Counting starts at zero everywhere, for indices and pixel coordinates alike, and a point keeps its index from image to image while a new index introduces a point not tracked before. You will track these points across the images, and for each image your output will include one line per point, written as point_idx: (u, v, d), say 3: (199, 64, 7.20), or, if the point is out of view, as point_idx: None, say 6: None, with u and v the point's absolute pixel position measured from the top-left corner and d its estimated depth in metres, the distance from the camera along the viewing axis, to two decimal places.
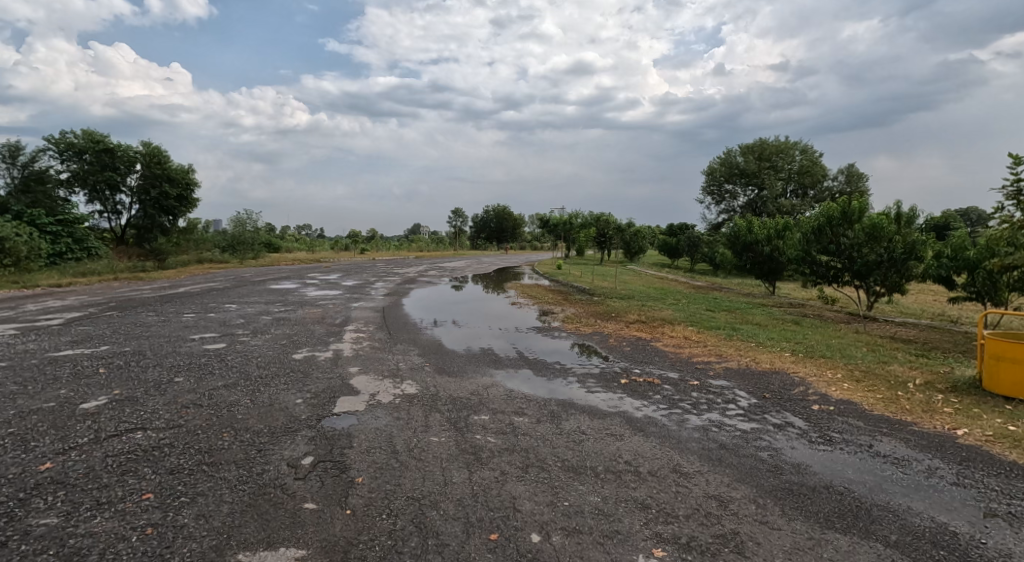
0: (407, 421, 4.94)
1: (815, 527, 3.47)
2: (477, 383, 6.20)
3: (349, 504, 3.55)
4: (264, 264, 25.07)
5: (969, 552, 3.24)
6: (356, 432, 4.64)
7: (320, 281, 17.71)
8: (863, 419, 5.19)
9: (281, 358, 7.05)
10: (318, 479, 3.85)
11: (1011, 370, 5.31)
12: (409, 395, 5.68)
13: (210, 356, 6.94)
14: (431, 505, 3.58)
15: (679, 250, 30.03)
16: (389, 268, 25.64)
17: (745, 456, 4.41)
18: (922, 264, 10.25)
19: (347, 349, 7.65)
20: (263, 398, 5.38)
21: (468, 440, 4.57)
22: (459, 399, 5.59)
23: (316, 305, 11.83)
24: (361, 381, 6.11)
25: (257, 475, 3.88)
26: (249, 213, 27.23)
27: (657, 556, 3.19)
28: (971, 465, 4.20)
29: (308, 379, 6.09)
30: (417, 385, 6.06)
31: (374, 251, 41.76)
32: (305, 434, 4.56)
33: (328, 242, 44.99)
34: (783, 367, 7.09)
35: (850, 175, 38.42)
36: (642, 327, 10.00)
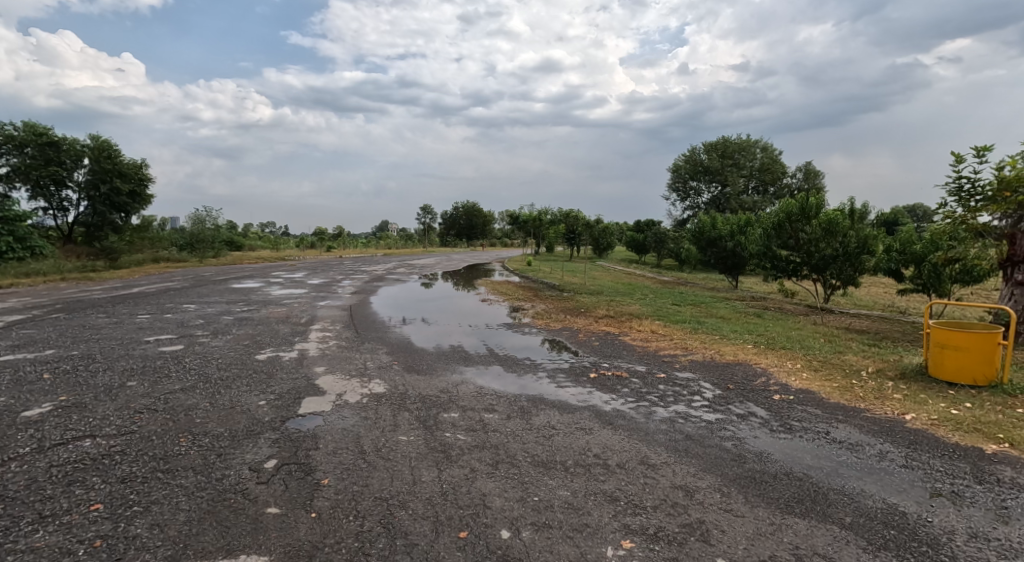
0: (375, 420, 4.91)
1: (776, 513, 3.59)
2: (446, 381, 6.19)
3: (314, 507, 3.52)
4: (224, 262, 24.45)
5: (916, 531, 3.41)
6: (322, 433, 4.59)
7: (284, 279, 17.37)
8: (820, 407, 5.40)
9: (243, 359, 6.91)
10: (281, 483, 3.80)
11: (954, 358, 5.58)
12: (376, 394, 5.64)
13: (166, 359, 6.74)
14: (400, 505, 3.57)
15: (646, 246, 30.57)
16: (355, 266, 25.28)
17: (710, 447, 4.53)
18: (873, 258, 10.77)
19: (313, 348, 7.56)
20: (224, 401, 5.27)
21: (438, 438, 4.57)
22: (429, 397, 5.59)
23: (279, 304, 11.62)
24: (328, 381, 6.04)
25: (217, 480, 3.80)
26: (208, 210, 26.43)
27: (625, 547, 3.26)
28: (918, 448, 4.41)
29: (272, 380, 5.98)
30: (386, 384, 6.03)
31: (340, 249, 41.18)
32: (268, 436, 4.49)
33: (293, 240, 43.94)
34: (745, 359, 7.30)
35: (807, 173, 39.71)
36: (610, 322, 10.14)
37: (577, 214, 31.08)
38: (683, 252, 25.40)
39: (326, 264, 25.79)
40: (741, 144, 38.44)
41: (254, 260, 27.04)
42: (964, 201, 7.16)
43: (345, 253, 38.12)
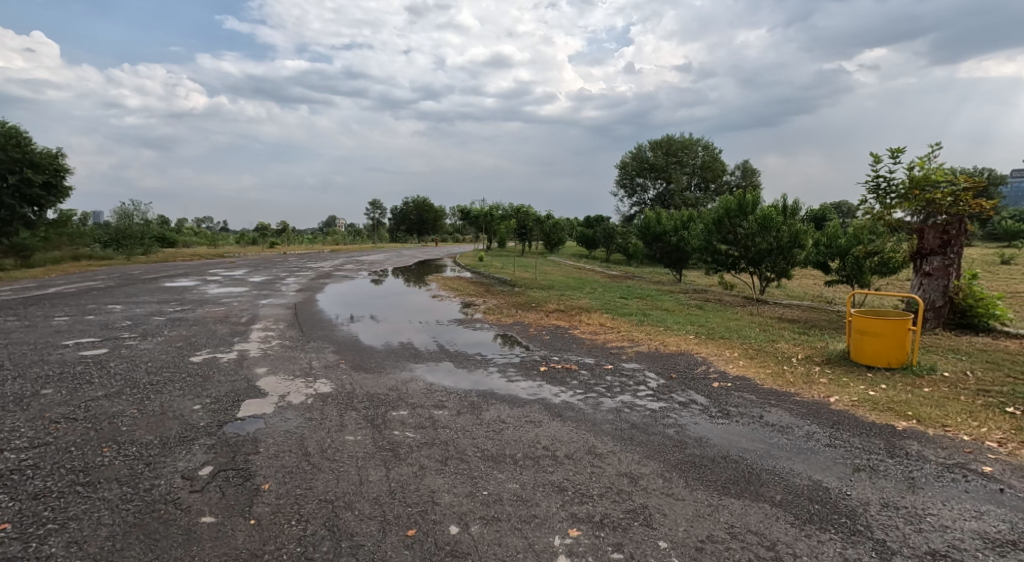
0: (320, 421, 4.86)
1: (713, 494, 3.76)
2: (395, 379, 6.17)
3: (253, 513, 3.46)
4: (154, 260, 23.34)
5: (838, 503, 3.61)
6: (263, 436, 4.51)
7: (223, 277, 16.75)
8: (754, 393, 5.70)
9: (176, 361, 6.65)
10: (217, 490, 3.71)
11: (873, 343, 6.00)
12: (322, 394, 5.57)
13: (88, 363, 6.41)
14: (346, 507, 3.56)
15: (595, 241, 31.15)
16: (299, 262, 24.63)
17: (653, 434, 4.71)
18: (804, 251, 11.38)
19: (253, 349, 7.36)
20: (153, 407, 5.07)
21: (387, 436, 4.56)
22: (377, 395, 5.56)
23: (217, 303, 11.21)
24: (270, 382, 5.91)
25: (144, 491, 3.68)
26: (135, 204, 25.01)
27: (572, 535, 3.33)
28: (841, 427, 4.74)
29: (208, 383, 5.80)
30: (332, 383, 5.95)
31: (282, 245, 39.94)
32: (203, 442, 4.38)
33: (232, 236, 42.33)
34: (687, 349, 7.60)
35: (745, 171, 41.48)
36: (560, 316, 10.31)
37: (527, 209, 31.26)
38: (631, 247, 25.98)
39: (269, 260, 25.00)
40: (685, 142, 39.61)
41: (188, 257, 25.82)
42: (882, 198, 7.69)
43: (288, 249, 37.06)
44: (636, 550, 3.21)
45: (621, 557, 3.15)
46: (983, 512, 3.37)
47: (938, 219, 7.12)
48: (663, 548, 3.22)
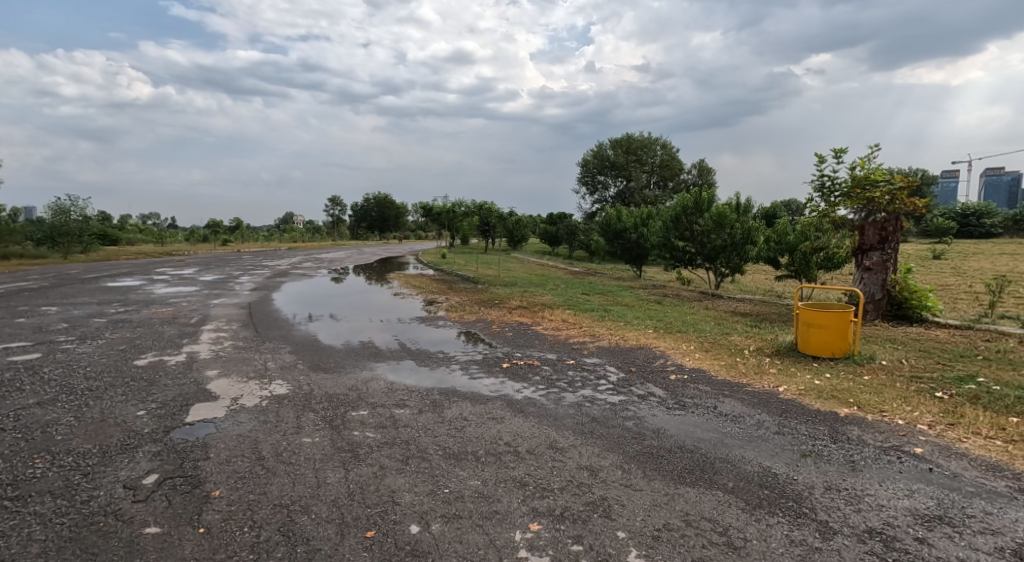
0: (275, 423, 4.79)
1: (670, 483, 3.84)
2: (355, 378, 6.12)
3: (202, 522, 3.39)
4: (96, 259, 22.37)
5: (786, 488, 3.76)
6: (213, 441, 4.42)
7: (172, 276, 16.16)
8: (709, 384, 5.91)
9: (118, 365, 6.41)
10: (163, 499, 3.62)
11: (818, 335, 6.29)
12: (278, 395, 5.49)
13: (20, 370, 6.12)
14: (302, 511, 3.51)
15: (558, 238, 31.42)
16: (253, 260, 23.97)
17: (612, 427, 4.82)
18: (756, 248, 11.75)
19: (204, 351, 7.16)
20: (92, 414, 4.89)
21: (346, 437, 4.53)
22: (336, 396, 5.51)
23: (164, 303, 10.83)
24: (222, 385, 5.77)
25: (82, 503, 3.56)
26: (73, 199, 23.91)
27: (533, 530, 3.34)
28: (789, 415, 4.96)
29: (154, 387, 5.63)
30: (289, 384, 5.86)
31: (235, 243, 38.78)
32: (148, 450, 4.26)
33: (182, 233, 40.80)
34: (646, 343, 7.79)
35: (701, 169, 42.61)
36: (523, 313, 10.39)
37: (490, 207, 31.25)
38: (592, 244, 26.30)
39: (221, 259, 24.28)
40: (644, 142, 40.30)
41: (132, 256, 24.65)
42: (826, 196, 8.07)
43: (242, 246, 36.00)
44: (595, 542, 3.23)
45: (581, 549, 3.17)
46: (914, 491, 3.57)
47: (877, 215, 7.51)
48: (621, 538, 3.25)
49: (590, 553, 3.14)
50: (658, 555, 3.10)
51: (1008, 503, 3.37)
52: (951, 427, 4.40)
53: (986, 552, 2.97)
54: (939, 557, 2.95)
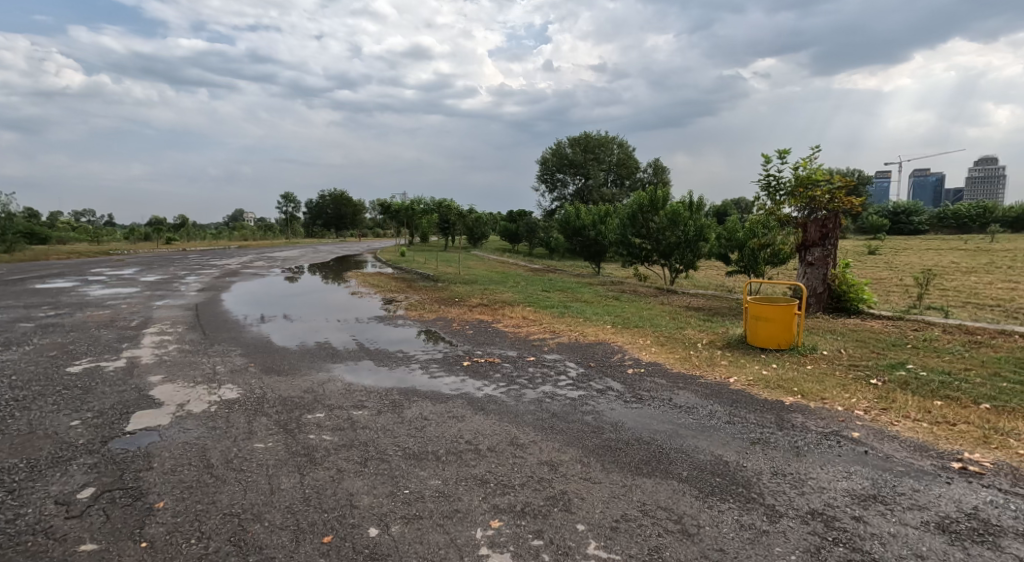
0: (225, 429, 4.68)
1: (628, 475, 3.94)
2: (311, 380, 6.04)
3: (145, 535, 3.28)
4: (24, 260, 21.10)
5: (736, 475, 3.91)
6: (155, 450, 4.30)
7: (110, 277, 15.42)
8: (665, 377, 6.10)
9: (50, 373, 6.12)
10: (100, 513, 3.50)
11: (765, 328, 6.58)
12: (228, 400, 5.37)
13: None
14: (254, 518, 3.44)
15: (518, 236, 31.51)
16: (198, 258, 23.10)
17: (572, 422, 4.92)
18: (707, 244, 12.15)
19: (146, 355, 6.90)
20: (19, 426, 4.67)
21: (301, 441, 4.47)
22: (290, 399, 5.42)
23: (101, 306, 10.35)
24: (166, 391, 5.60)
25: (9, 522, 3.41)
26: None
27: (494, 527, 3.35)
28: (739, 405, 5.18)
29: (89, 396, 5.41)
30: (239, 388, 5.73)
31: (180, 241, 37.25)
32: (83, 462, 4.10)
33: (121, 231, 38.89)
34: (605, 338, 7.97)
35: (656, 168, 43.59)
36: (483, 310, 10.42)
37: (449, 204, 31.10)
38: (552, 241, 26.51)
39: (165, 258, 23.31)
40: (601, 140, 40.82)
41: (62, 255, 23.28)
42: (772, 195, 8.46)
43: (187, 245, 34.59)
44: (555, 536, 3.27)
45: (541, 543, 3.20)
46: (852, 473, 3.81)
47: (819, 213, 7.91)
48: (581, 531, 3.30)
49: (551, 547, 3.17)
50: (616, 545, 3.17)
51: (934, 480, 3.62)
52: (884, 412, 4.69)
53: (915, 526, 3.18)
54: (874, 533, 3.14)
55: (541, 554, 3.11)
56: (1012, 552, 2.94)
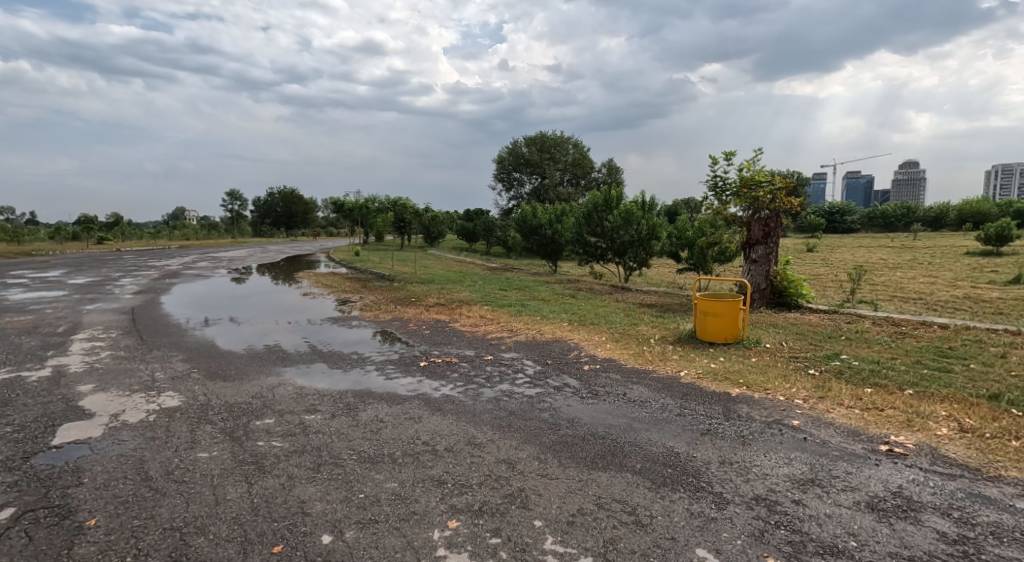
0: (165, 439, 4.53)
1: (584, 470, 4.03)
2: (259, 385, 5.91)
3: (76, 555, 3.15)
4: None
5: (686, 465, 4.06)
6: (86, 464, 4.12)
7: (36, 280, 14.54)
8: (619, 372, 6.27)
9: None
10: (24, 534, 3.33)
11: (713, 323, 6.84)
12: (168, 408, 5.19)
13: None
14: (199, 531, 3.34)
15: (475, 235, 31.50)
16: (134, 259, 22.01)
17: (530, 419, 4.99)
18: (659, 243, 12.50)
19: (76, 364, 6.58)
20: None
21: (250, 449, 4.37)
22: (237, 405, 5.29)
23: (25, 312, 9.75)
24: (98, 401, 5.37)
25: None
26: None
27: (451, 527, 3.38)
28: (690, 397, 5.37)
29: (11, 409, 5.13)
30: (181, 396, 5.55)
31: (116, 241, 35.43)
32: (4, 480, 3.90)
33: (48, 231, 36.66)
34: (561, 336, 8.09)
35: (611, 168, 44.34)
36: (440, 310, 10.40)
37: (404, 203, 30.75)
38: (509, 240, 26.62)
39: (96, 259, 22.12)
40: (556, 140, 41.20)
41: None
42: (720, 195, 8.80)
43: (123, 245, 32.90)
44: (512, 533, 3.32)
45: (499, 541, 3.25)
46: (792, 459, 4.02)
47: (762, 212, 8.26)
48: (538, 527, 3.37)
49: (509, 544, 3.22)
50: (572, 539, 3.25)
51: (865, 463, 3.87)
52: (821, 400, 4.97)
53: (849, 506, 3.39)
54: (812, 515, 3.33)
55: (499, 553, 3.16)
56: (932, 525, 3.17)
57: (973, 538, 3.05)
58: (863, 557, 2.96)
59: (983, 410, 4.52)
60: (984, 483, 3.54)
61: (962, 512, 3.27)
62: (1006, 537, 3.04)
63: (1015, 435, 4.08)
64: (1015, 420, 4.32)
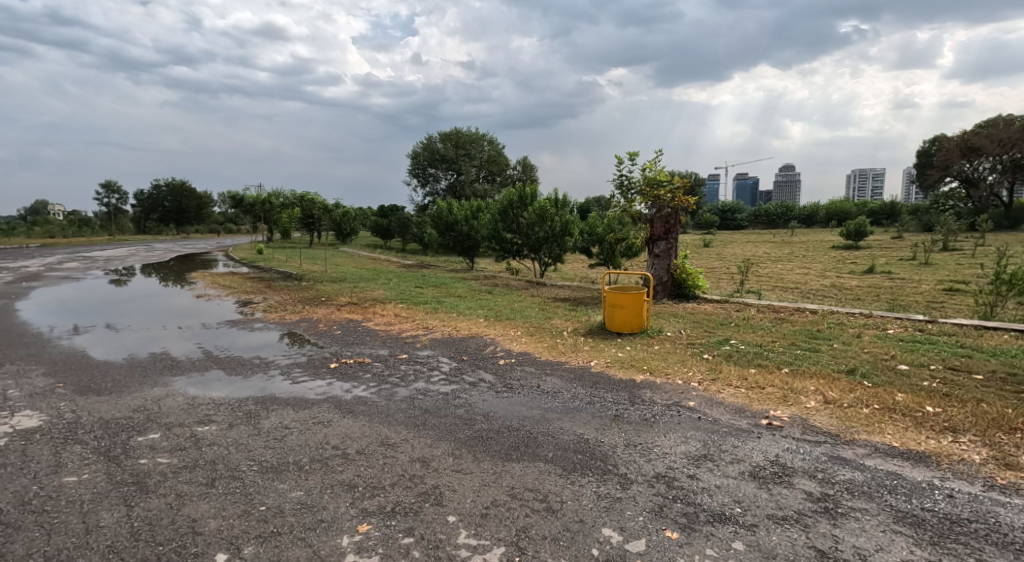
0: (22, 465, 4.12)
1: (498, 462, 4.12)
2: (142, 397, 5.51)
3: None
4: None
5: (595, 451, 4.25)
6: None
7: None
8: (534, 365, 6.43)
9: None
10: None
11: (620, 314, 7.18)
12: (27, 430, 4.72)
13: None
14: None
15: (390, 231, 30.93)
16: None
17: (444, 416, 5.02)
18: (572, 239, 12.88)
19: None
20: None
21: (130, 468, 4.08)
22: (115, 421, 4.91)
23: None
24: None
25: None
26: None
27: (361, 531, 3.35)
28: (599, 386, 5.62)
29: None
30: (42, 415, 5.06)
31: None
32: None
33: None
34: (476, 332, 8.16)
35: (525, 166, 45.05)
36: (353, 309, 10.14)
37: (312, 197, 29.52)
38: (425, 237, 26.33)
39: None
40: (472, 137, 41.23)
41: None
42: (626, 194, 9.25)
43: None
44: (426, 531, 3.34)
45: (412, 541, 3.27)
46: (688, 437, 4.34)
47: (663, 211, 8.76)
48: (452, 522, 3.42)
49: (422, 543, 3.24)
50: (486, 531, 3.32)
51: (749, 436, 4.25)
52: (714, 382, 5.38)
53: (735, 476, 3.72)
54: (704, 487, 3.62)
55: (411, 551, 3.17)
56: (801, 487, 3.55)
57: (832, 494, 3.45)
58: (745, 521, 3.26)
59: (842, 383, 5.11)
60: (842, 446, 4.01)
61: (824, 473, 3.69)
62: (857, 491, 3.47)
63: (866, 403, 4.64)
64: (867, 390, 4.92)
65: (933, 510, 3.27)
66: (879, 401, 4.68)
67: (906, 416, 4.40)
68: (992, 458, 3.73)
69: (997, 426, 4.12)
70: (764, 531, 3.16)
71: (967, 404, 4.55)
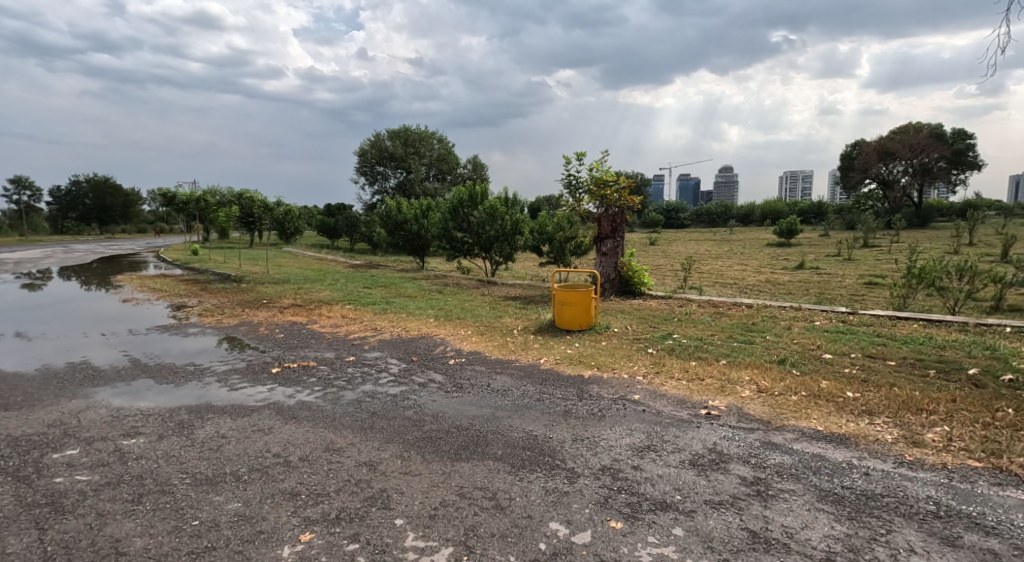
0: None
1: (447, 462, 4.12)
2: (59, 411, 5.18)
3: None
4: None
5: (543, 447, 4.31)
6: None
7: None
8: (483, 364, 6.44)
9: None
10: None
11: (569, 311, 7.30)
12: None
13: None
14: None
15: (337, 231, 30.23)
16: None
17: (393, 418, 4.96)
18: (522, 238, 12.95)
19: None
20: None
21: (44, 487, 3.85)
22: (28, 438, 4.60)
23: None
24: None
25: None
26: None
27: (303, 540, 3.28)
28: (547, 383, 5.69)
29: None
30: None
31: None
32: None
33: None
34: (425, 332, 8.10)
35: (475, 165, 44.96)
36: (297, 312, 9.85)
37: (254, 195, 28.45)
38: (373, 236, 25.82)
39: None
40: (421, 135, 40.79)
41: None
42: (575, 193, 9.38)
43: None
44: (371, 536, 3.31)
45: (357, 547, 3.22)
46: (632, 429, 4.46)
47: (611, 210, 8.93)
48: (398, 525, 3.39)
49: (367, 548, 3.21)
50: (434, 532, 3.32)
51: (688, 426, 4.41)
52: (657, 375, 5.55)
53: (675, 465, 3.86)
54: (646, 477, 3.74)
55: (356, 557, 3.14)
56: (735, 472, 3.72)
57: (763, 478, 3.63)
58: (684, 508, 3.38)
59: (773, 372, 5.37)
60: (773, 432, 4.22)
61: (757, 458, 3.87)
62: (786, 473, 3.67)
63: (795, 391, 4.90)
64: (795, 379, 5.19)
65: (851, 487, 3.49)
66: (806, 388, 4.95)
67: (829, 402, 4.67)
68: (902, 437, 4.02)
69: (906, 408, 4.44)
70: (701, 517, 3.29)
71: (881, 388, 4.87)
